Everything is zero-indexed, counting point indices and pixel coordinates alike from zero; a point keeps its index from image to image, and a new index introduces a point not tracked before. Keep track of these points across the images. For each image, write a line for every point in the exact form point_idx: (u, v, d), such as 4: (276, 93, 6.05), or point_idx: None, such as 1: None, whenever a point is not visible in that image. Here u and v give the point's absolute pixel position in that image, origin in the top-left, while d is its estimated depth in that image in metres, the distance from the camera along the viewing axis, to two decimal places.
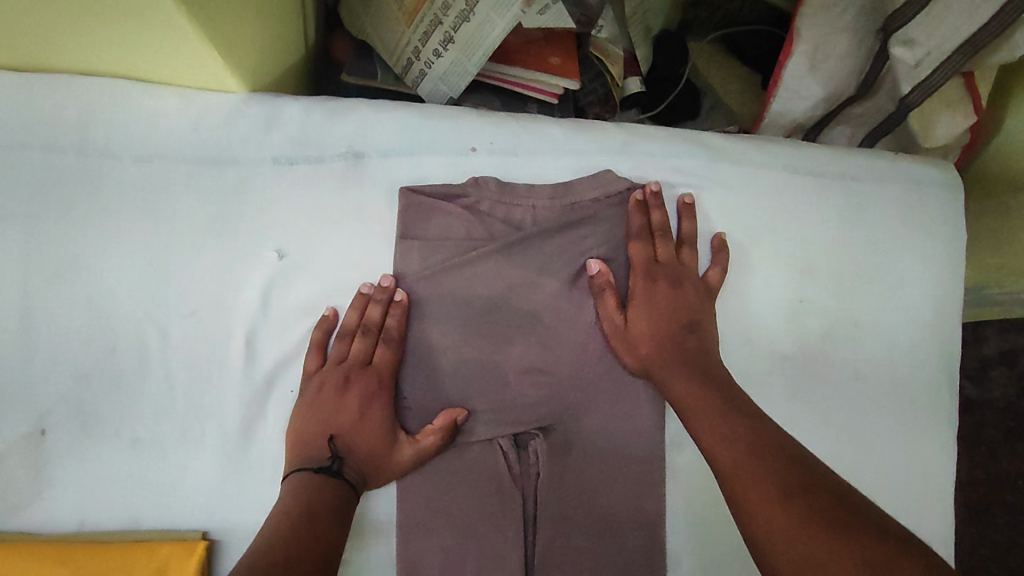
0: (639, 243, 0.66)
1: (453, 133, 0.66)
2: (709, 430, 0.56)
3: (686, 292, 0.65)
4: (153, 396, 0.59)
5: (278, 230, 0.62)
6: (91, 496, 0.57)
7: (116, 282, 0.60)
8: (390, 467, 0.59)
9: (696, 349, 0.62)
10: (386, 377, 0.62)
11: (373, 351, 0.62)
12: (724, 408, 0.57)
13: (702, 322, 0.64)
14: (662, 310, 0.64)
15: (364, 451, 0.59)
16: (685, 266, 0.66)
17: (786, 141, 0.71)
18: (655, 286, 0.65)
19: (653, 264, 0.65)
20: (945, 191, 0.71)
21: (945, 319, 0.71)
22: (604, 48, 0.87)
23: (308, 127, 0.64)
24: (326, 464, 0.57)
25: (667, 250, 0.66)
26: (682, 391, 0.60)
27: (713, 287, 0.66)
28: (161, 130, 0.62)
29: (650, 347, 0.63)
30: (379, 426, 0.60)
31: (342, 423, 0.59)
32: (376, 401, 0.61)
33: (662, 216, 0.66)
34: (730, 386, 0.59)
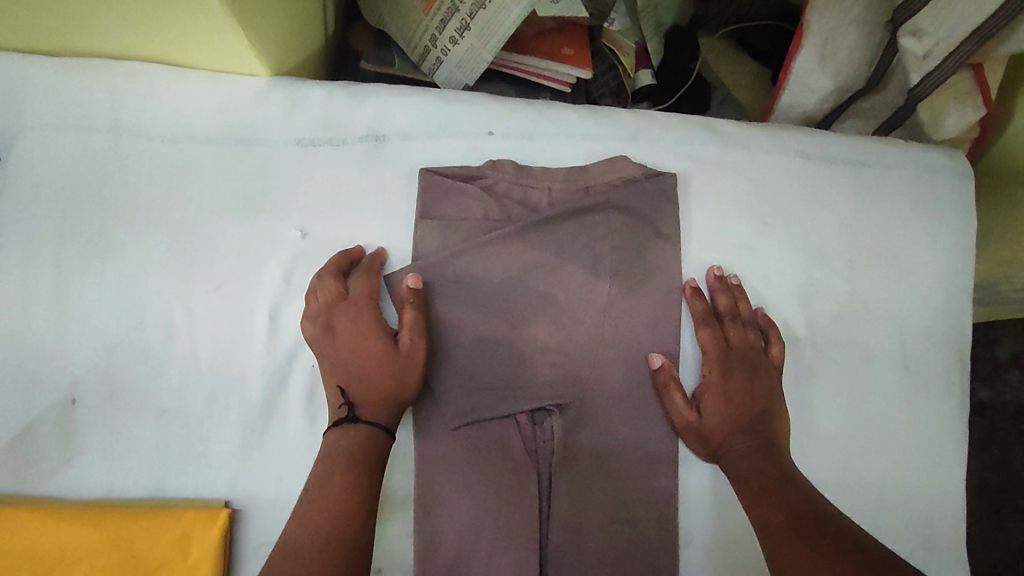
0: (707, 328, 0.66)
1: (470, 117, 0.68)
2: (768, 502, 0.57)
3: (761, 379, 0.65)
4: (179, 367, 0.60)
5: (301, 209, 0.64)
6: (117, 464, 0.58)
7: (145, 257, 0.62)
8: (394, 378, 0.59)
9: (765, 433, 0.62)
10: (366, 300, 0.61)
11: (353, 284, 0.62)
12: (777, 482, 0.58)
13: (774, 411, 0.64)
14: (738, 397, 0.64)
15: (375, 378, 0.59)
16: (754, 346, 0.66)
17: (796, 128, 0.72)
18: (732, 372, 0.65)
19: (727, 351, 0.65)
20: (954, 177, 0.72)
21: (957, 304, 0.71)
22: (616, 40, 0.90)
23: (331, 110, 0.66)
24: (344, 415, 0.58)
25: (738, 332, 0.66)
26: (742, 466, 0.60)
27: (777, 362, 0.66)
28: (189, 112, 0.64)
29: (722, 433, 0.63)
30: (373, 346, 0.60)
31: (345, 361, 0.60)
32: (359, 324, 0.61)
33: (727, 297, 0.66)
34: (791, 468, 0.60)
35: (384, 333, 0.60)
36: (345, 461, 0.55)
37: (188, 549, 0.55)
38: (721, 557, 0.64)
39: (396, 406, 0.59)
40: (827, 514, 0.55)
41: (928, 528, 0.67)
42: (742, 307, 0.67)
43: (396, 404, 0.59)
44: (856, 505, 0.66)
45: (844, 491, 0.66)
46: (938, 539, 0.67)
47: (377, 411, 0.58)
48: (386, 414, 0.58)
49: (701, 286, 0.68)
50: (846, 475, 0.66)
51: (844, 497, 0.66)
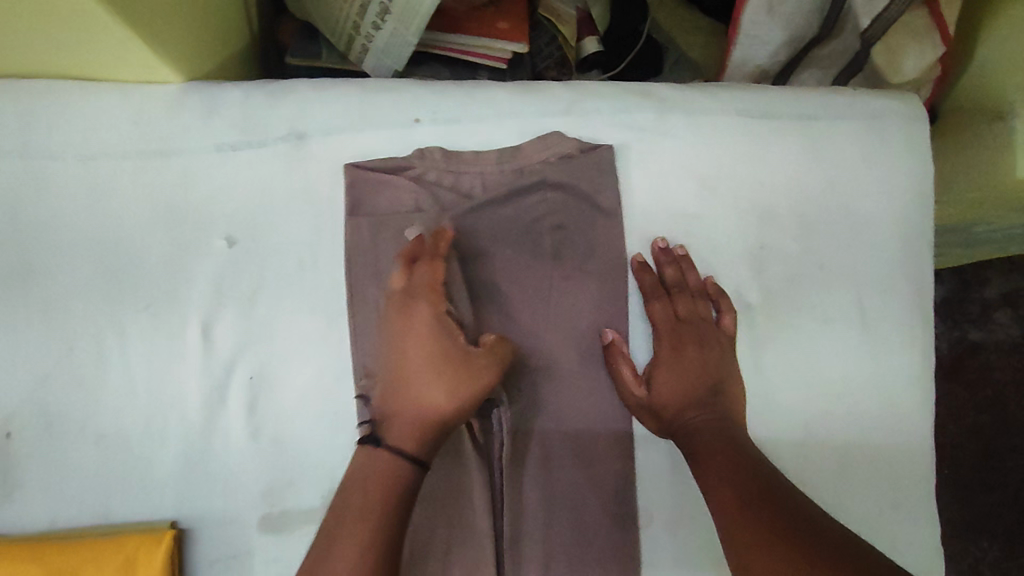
0: (658, 302, 0.64)
1: (395, 105, 0.65)
2: (725, 484, 0.55)
3: (714, 352, 0.63)
4: (115, 390, 0.59)
5: (227, 218, 0.62)
6: (60, 494, 0.57)
7: (70, 282, 0.60)
8: (444, 402, 0.57)
9: (720, 409, 0.61)
10: (431, 293, 0.59)
11: (415, 271, 0.60)
12: (731, 460, 0.57)
13: (729, 383, 0.62)
14: (690, 370, 0.62)
15: (421, 397, 0.57)
16: (705, 319, 0.64)
17: (739, 85, 0.69)
18: (683, 345, 0.63)
19: (677, 324, 0.64)
20: (908, 124, 0.69)
21: (916, 255, 0.68)
22: (554, 7, 0.87)
23: (248, 111, 0.63)
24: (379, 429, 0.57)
25: (687, 305, 0.64)
26: (700, 447, 0.58)
27: (729, 332, 0.64)
28: (102, 126, 0.62)
29: (676, 406, 0.61)
30: (427, 360, 0.58)
31: (397, 368, 0.58)
32: (410, 325, 0.59)
33: (674, 270, 0.64)
34: (747, 444, 0.59)
35: (448, 347, 0.58)
36: (357, 516, 0.52)
37: None
38: (680, 534, 0.63)
39: (430, 436, 0.57)
40: (788, 501, 0.53)
41: (892, 488, 0.66)
42: (689, 277, 0.65)
43: (434, 428, 0.57)
44: (818, 471, 0.64)
45: (806, 458, 0.64)
46: (904, 497, 0.66)
47: (407, 435, 0.56)
48: (418, 441, 0.56)
49: (648, 260, 0.65)
50: (806, 442, 0.65)
51: (806, 464, 0.64)
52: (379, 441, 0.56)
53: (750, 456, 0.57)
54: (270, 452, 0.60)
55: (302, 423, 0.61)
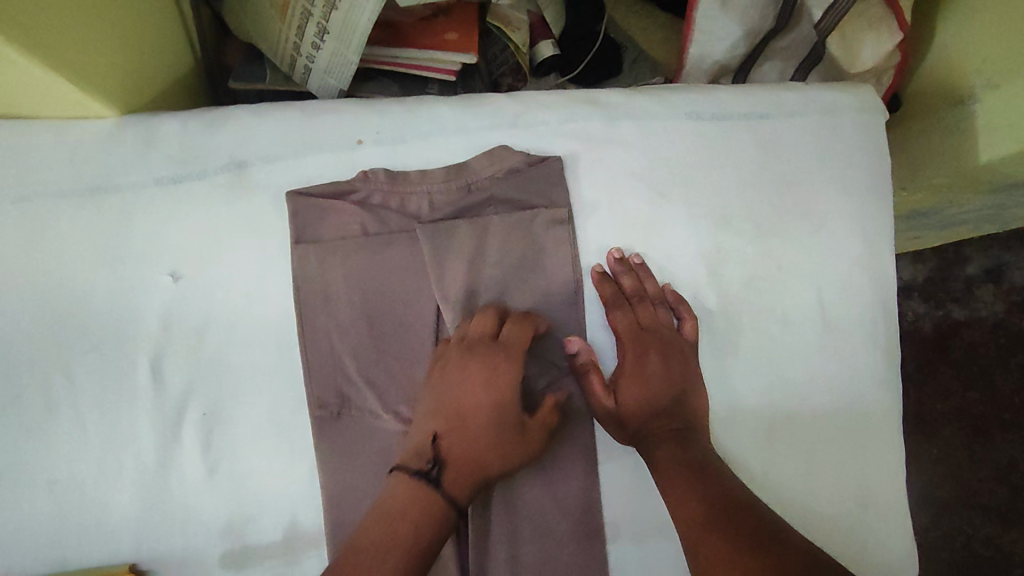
0: (618, 311, 0.63)
1: (336, 127, 0.63)
2: (683, 493, 0.55)
3: (677, 359, 0.61)
4: (65, 436, 0.58)
5: (171, 253, 0.61)
6: (15, 545, 0.57)
7: (13, 327, 0.59)
8: (488, 457, 0.56)
9: (682, 417, 0.60)
10: (514, 349, 0.58)
11: (497, 327, 0.59)
12: (693, 467, 0.56)
13: (693, 390, 0.61)
14: (654, 379, 0.61)
15: (472, 450, 0.56)
16: (668, 326, 0.63)
17: (687, 87, 0.68)
18: (646, 355, 0.61)
19: (640, 332, 0.62)
20: (861, 117, 0.68)
21: (877, 249, 0.67)
22: (503, 15, 0.84)
23: (187, 142, 0.62)
24: (425, 470, 0.55)
25: (649, 313, 0.63)
26: (659, 458, 0.58)
27: (692, 339, 0.63)
28: (36, 166, 0.61)
29: (639, 416, 0.60)
30: (489, 412, 0.57)
31: (452, 407, 0.57)
32: (497, 378, 0.57)
33: (633, 280, 0.63)
34: (707, 453, 0.58)
35: (510, 402, 0.57)
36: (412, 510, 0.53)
37: None
38: (650, 546, 0.62)
39: (474, 486, 0.57)
40: (747, 504, 0.53)
41: (862, 487, 0.65)
42: (647, 286, 0.64)
43: (477, 475, 0.56)
44: (786, 473, 0.64)
45: (773, 460, 0.64)
46: (874, 492, 0.65)
47: (459, 484, 0.56)
48: (465, 491, 0.56)
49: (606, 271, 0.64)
50: (772, 446, 0.64)
51: (773, 469, 0.64)
52: (432, 483, 0.55)
53: (710, 466, 0.56)
54: (226, 488, 0.59)
55: (257, 457, 0.59)
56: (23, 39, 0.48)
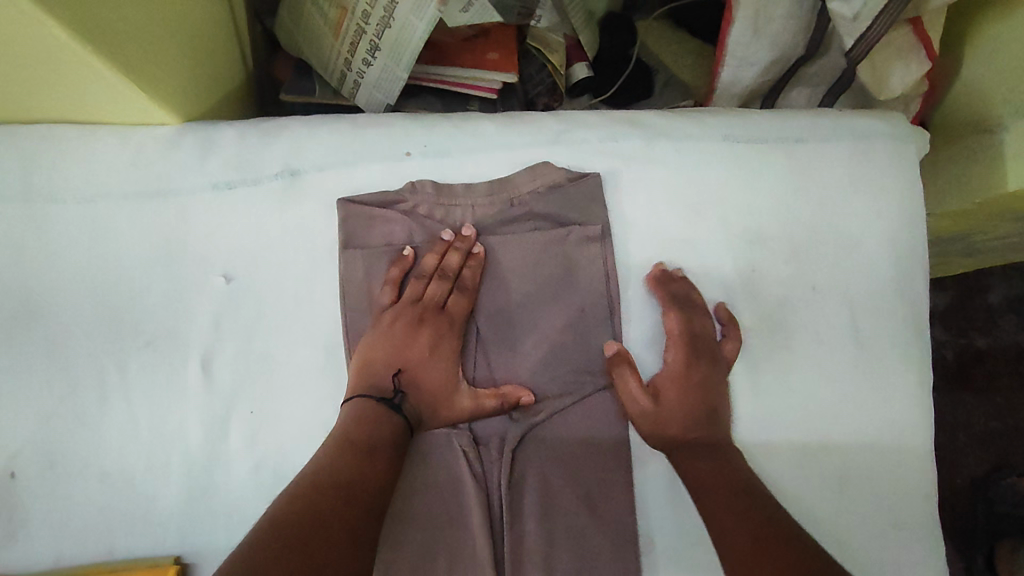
0: (673, 316, 0.63)
1: (386, 139, 0.66)
2: (727, 517, 0.56)
3: (718, 374, 0.63)
4: (117, 428, 0.60)
5: (225, 256, 0.63)
6: (65, 532, 0.58)
7: (72, 322, 0.62)
8: (436, 408, 0.62)
9: (715, 438, 0.61)
10: (458, 320, 0.64)
11: (448, 296, 0.64)
12: (729, 482, 0.58)
13: (721, 411, 0.63)
14: (696, 390, 0.62)
15: (426, 389, 0.62)
16: (710, 337, 0.64)
17: (723, 110, 0.70)
18: (694, 363, 0.63)
19: (693, 339, 0.63)
20: (894, 143, 0.70)
21: (908, 273, 0.68)
22: (544, 37, 0.87)
23: (243, 150, 0.65)
24: (390, 397, 0.60)
25: (703, 324, 0.64)
26: (700, 478, 0.59)
27: (731, 357, 0.64)
28: (101, 169, 0.64)
29: (676, 431, 0.61)
30: (435, 369, 0.62)
31: (405, 355, 0.62)
32: (446, 343, 0.63)
33: (682, 286, 0.64)
34: (743, 475, 0.59)
35: (455, 362, 0.63)
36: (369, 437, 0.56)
37: None
38: (685, 560, 0.62)
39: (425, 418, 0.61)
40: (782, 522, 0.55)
41: (893, 507, 0.65)
42: (693, 294, 0.64)
43: (427, 412, 0.62)
44: (817, 490, 0.64)
45: (804, 478, 0.64)
46: (905, 515, 0.65)
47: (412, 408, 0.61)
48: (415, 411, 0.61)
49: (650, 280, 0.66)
50: (804, 461, 0.65)
51: (805, 484, 0.64)
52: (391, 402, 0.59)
53: (751, 492, 0.57)
54: (270, 485, 0.60)
55: (300, 456, 0.61)
56: (100, 47, 0.50)
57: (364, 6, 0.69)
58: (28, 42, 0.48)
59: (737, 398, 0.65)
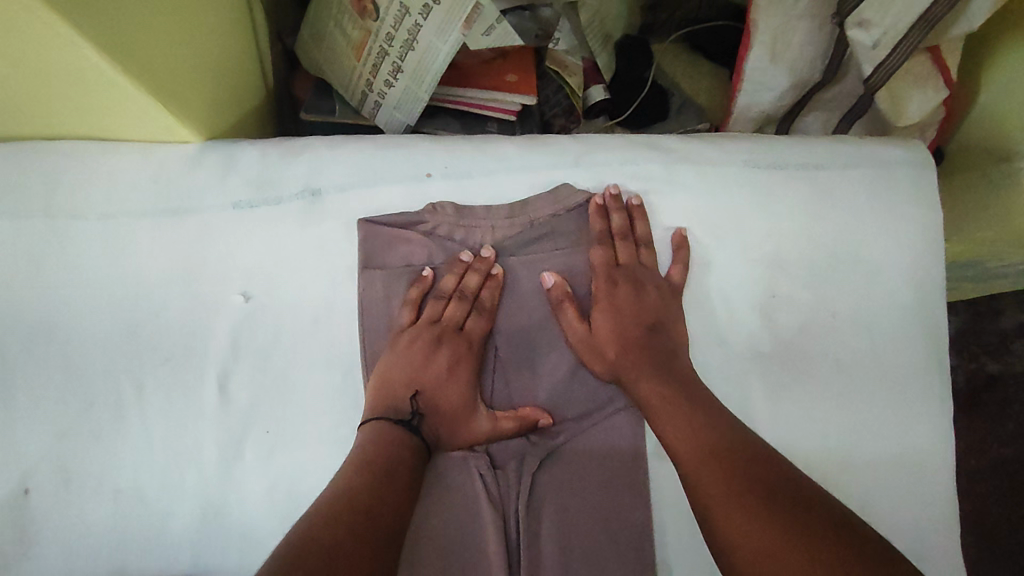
0: (601, 247, 0.65)
1: (408, 161, 0.66)
2: (676, 430, 0.55)
3: (649, 294, 0.63)
4: (131, 446, 0.60)
5: (244, 274, 0.63)
6: (77, 551, 0.58)
7: (89, 338, 0.61)
8: (455, 431, 0.61)
9: (660, 348, 0.61)
10: (477, 342, 0.63)
11: (466, 316, 0.64)
12: (677, 392, 0.57)
13: (669, 323, 0.63)
14: (628, 310, 0.63)
15: (445, 410, 0.61)
16: (647, 266, 0.65)
17: (743, 135, 0.70)
18: (615, 288, 0.64)
19: (614, 269, 0.64)
20: (915, 170, 0.70)
21: (928, 301, 0.68)
22: (562, 60, 0.88)
23: (264, 169, 0.65)
24: (407, 418, 0.60)
25: (627, 253, 0.65)
26: (646, 394, 0.58)
27: (674, 284, 0.65)
28: (122, 185, 0.64)
29: (616, 350, 0.61)
30: (455, 391, 0.62)
31: (423, 376, 0.62)
32: (464, 365, 0.62)
33: (623, 217, 0.65)
34: (690, 374, 0.59)
35: (474, 383, 0.62)
36: (385, 460, 0.56)
37: None
38: None
39: (445, 440, 0.61)
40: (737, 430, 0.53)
41: (914, 538, 0.64)
42: (639, 226, 0.66)
43: (446, 434, 0.61)
44: None
45: None
46: (926, 547, 0.64)
47: (431, 430, 0.61)
48: (434, 433, 0.61)
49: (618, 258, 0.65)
50: (825, 492, 0.64)
51: None
52: (405, 423, 0.59)
53: (698, 394, 0.57)
54: (284, 506, 0.60)
55: (315, 477, 0.60)
56: (129, 65, 0.51)
57: (388, 28, 0.70)
58: (59, 58, 0.48)
59: (758, 427, 0.64)
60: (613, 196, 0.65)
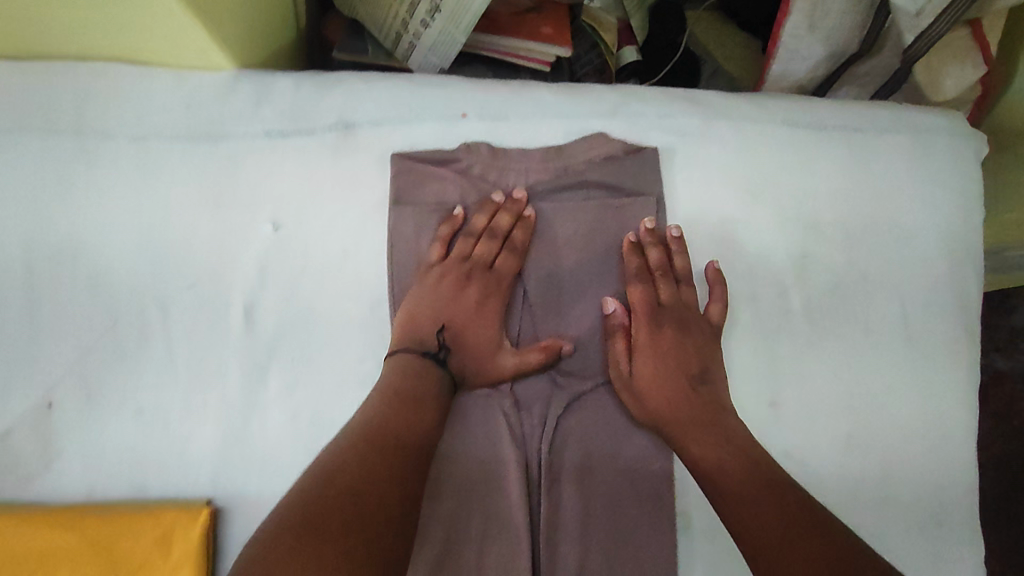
0: (641, 286, 0.63)
1: (443, 100, 0.65)
2: (739, 495, 0.53)
3: (693, 339, 0.62)
4: (155, 368, 0.60)
5: (274, 203, 0.63)
6: (97, 468, 0.58)
7: (114, 259, 0.61)
8: (480, 368, 0.61)
9: (709, 401, 0.60)
10: (506, 280, 0.63)
11: (496, 255, 0.64)
12: (737, 455, 0.56)
13: (713, 372, 0.61)
14: (669, 356, 0.62)
15: (472, 347, 0.62)
16: (687, 304, 0.64)
17: (781, 96, 0.69)
18: (660, 330, 0.63)
19: (657, 309, 0.64)
20: (955, 139, 0.69)
21: (960, 270, 0.67)
22: (597, 16, 0.87)
23: (299, 100, 0.64)
24: (433, 351, 0.60)
25: (670, 291, 0.64)
26: (701, 451, 0.57)
27: (715, 324, 0.63)
28: (155, 108, 0.63)
29: (662, 399, 0.60)
30: (482, 329, 0.62)
31: (451, 310, 0.62)
32: (492, 301, 0.63)
33: (661, 253, 0.64)
34: (744, 438, 0.57)
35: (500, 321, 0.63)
36: (410, 395, 0.56)
37: (169, 552, 0.54)
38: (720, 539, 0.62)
39: (473, 374, 0.61)
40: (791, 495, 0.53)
41: (933, 503, 0.64)
42: (674, 264, 0.64)
43: (471, 370, 0.61)
44: (859, 479, 0.63)
45: (845, 466, 0.63)
46: (942, 512, 0.64)
47: (458, 365, 0.61)
48: (459, 367, 0.61)
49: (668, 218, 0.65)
50: (846, 452, 0.64)
51: (846, 473, 0.63)
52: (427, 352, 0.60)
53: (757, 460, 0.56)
54: (306, 434, 0.60)
55: (340, 408, 0.60)
56: None
57: None
58: None
59: (782, 384, 0.64)
60: (675, 234, 0.63)
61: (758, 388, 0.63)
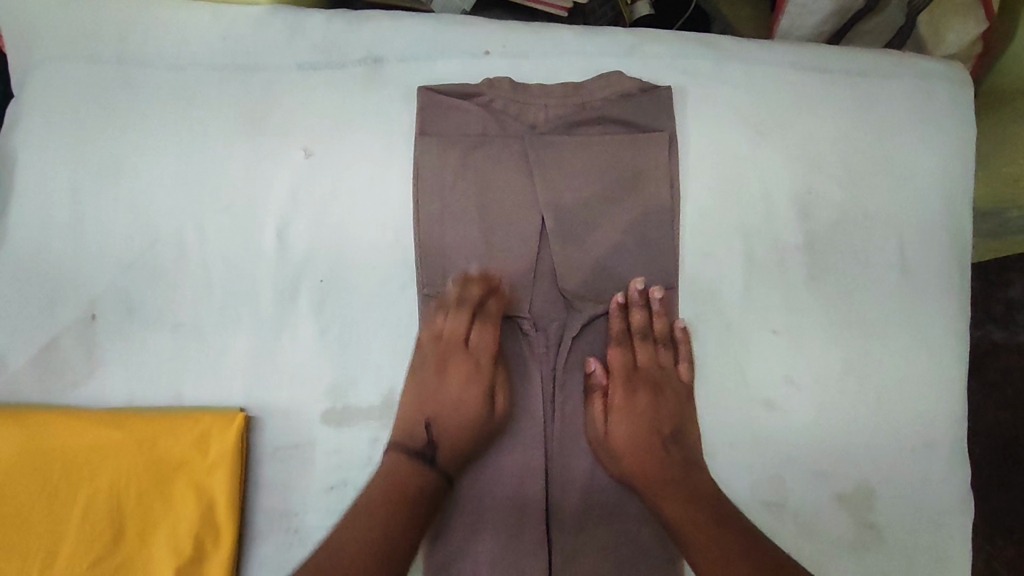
0: (618, 347, 0.66)
1: (467, 37, 0.68)
2: (709, 546, 0.57)
3: (667, 398, 0.65)
4: (193, 284, 0.63)
5: (305, 131, 0.66)
6: (137, 375, 0.61)
7: (153, 181, 0.64)
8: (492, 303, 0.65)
9: (680, 462, 0.62)
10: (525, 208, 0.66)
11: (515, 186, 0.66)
12: (705, 514, 0.59)
13: (685, 433, 0.64)
14: (644, 417, 0.64)
15: (453, 425, 0.62)
16: (664, 367, 0.67)
17: (792, 42, 0.72)
18: (637, 393, 0.65)
19: (631, 372, 0.66)
20: (956, 85, 0.72)
21: (957, 211, 0.70)
22: None
23: (330, 34, 0.67)
24: (418, 450, 0.61)
25: (648, 354, 0.67)
26: (671, 508, 0.60)
27: (685, 382, 0.66)
28: (192, 38, 0.66)
29: (635, 459, 0.62)
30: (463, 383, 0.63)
31: (434, 360, 0.63)
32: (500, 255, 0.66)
33: (644, 315, 0.66)
34: (712, 493, 0.61)
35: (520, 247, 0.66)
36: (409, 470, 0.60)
37: (207, 449, 0.58)
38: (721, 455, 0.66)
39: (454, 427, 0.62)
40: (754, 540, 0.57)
41: (924, 428, 0.68)
42: (653, 326, 0.66)
43: (456, 410, 0.63)
44: (855, 403, 0.67)
45: (842, 391, 0.67)
46: (933, 436, 0.68)
47: (441, 429, 0.62)
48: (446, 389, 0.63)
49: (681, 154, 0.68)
50: (843, 378, 0.67)
51: (843, 397, 0.67)
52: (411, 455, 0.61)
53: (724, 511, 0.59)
54: (334, 349, 0.63)
55: (367, 326, 0.64)
56: None
57: None
58: None
59: (784, 313, 0.67)
60: (638, 291, 0.65)
61: (762, 315, 0.67)
